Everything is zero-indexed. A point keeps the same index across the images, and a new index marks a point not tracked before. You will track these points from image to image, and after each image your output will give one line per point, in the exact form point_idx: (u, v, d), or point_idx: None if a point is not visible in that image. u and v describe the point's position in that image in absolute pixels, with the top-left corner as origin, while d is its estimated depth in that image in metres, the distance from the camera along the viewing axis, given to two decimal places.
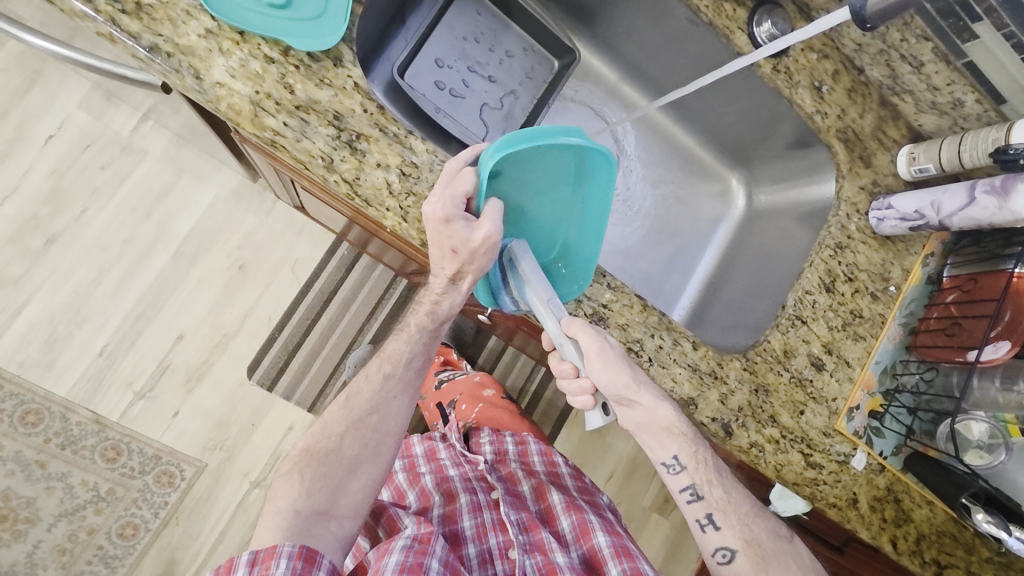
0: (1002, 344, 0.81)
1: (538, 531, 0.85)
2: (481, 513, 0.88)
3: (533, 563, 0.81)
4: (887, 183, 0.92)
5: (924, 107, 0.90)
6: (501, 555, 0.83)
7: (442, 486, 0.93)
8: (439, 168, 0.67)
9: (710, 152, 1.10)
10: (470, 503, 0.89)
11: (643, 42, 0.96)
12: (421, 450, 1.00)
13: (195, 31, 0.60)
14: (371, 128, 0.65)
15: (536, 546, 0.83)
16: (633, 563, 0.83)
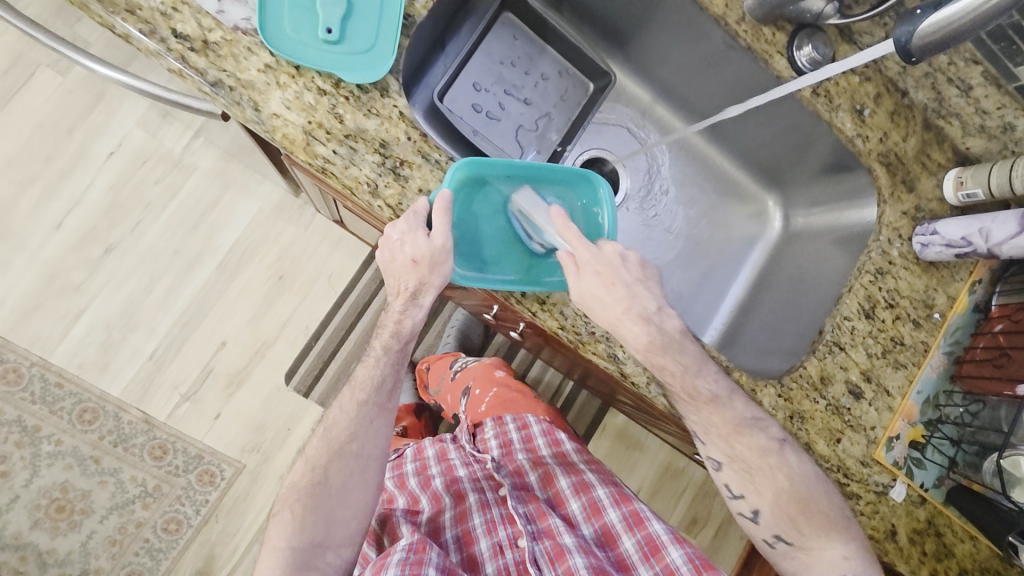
0: None
1: (547, 518, 0.95)
2: (490, 509, 0.97)
3: (543, 547, 0.90)
4: (931, 209, 0.91)
5: (972, 130, 0.90)
6: (511, 544, 0.92)
7: (452, 487, 1.00)
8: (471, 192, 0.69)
9: (746, 174, 1.09)
10: (478, 500, 0.98)
11: (677, 66, 0.97)
12: (432, 452, 1.08)
13: (255, 67, 0.62)
14: (414, 156, 0.67)
15: (546, 532, 0.93)
16: (646, 530, 0.94)
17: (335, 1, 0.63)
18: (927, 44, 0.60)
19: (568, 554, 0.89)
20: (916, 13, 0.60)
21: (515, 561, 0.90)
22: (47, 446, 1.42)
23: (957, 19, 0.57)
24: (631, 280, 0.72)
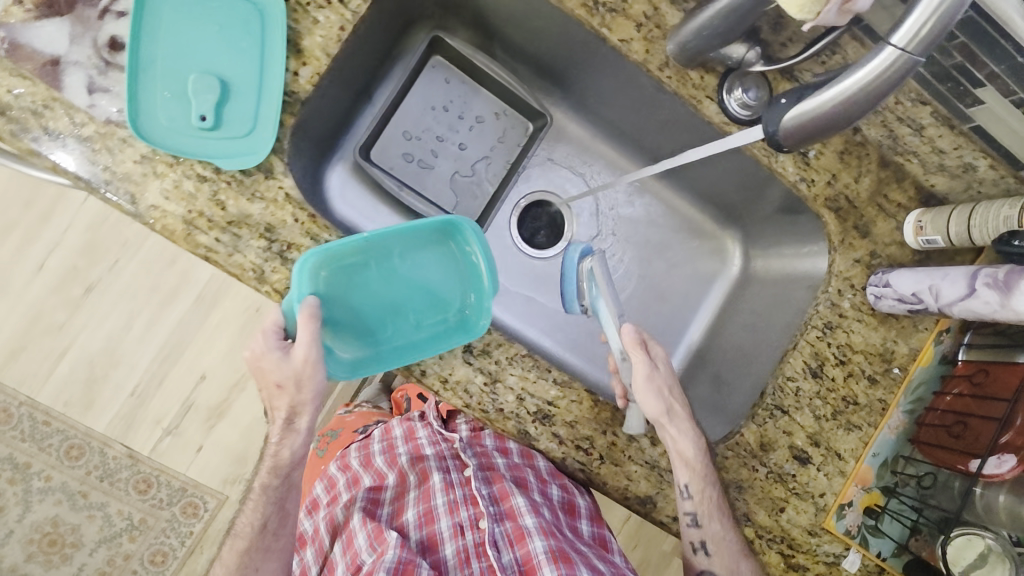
0: (1008, 458, 0.71)
1: (510, 499, 0.83)
2: (453, 491, 0.86)
3: (503, 530, 0.82)
4: (888, 253, 0.83)
5: (931, 169, 0.80)
6: (473, 525, 0.84)
7: (417, 465, 0.90)
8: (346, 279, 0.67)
9: (701, 213, 1.01)
10: (442, 481, 0.87)
11: (616, 106, 0.89)
12: (399, 432, 0.94)
13: (130, 159, 0.61)
14: (302, 238, 0.66)
15: (507, 512, 0.83)
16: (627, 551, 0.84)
17: (207, 86, 0.61)
18: (790, 134, 0.54)
19: (527, 539, 0.80)
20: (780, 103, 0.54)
21: (474, 543, 0.83)
22: (37, 482, 1.48)
23: (831, 104, 0.50)
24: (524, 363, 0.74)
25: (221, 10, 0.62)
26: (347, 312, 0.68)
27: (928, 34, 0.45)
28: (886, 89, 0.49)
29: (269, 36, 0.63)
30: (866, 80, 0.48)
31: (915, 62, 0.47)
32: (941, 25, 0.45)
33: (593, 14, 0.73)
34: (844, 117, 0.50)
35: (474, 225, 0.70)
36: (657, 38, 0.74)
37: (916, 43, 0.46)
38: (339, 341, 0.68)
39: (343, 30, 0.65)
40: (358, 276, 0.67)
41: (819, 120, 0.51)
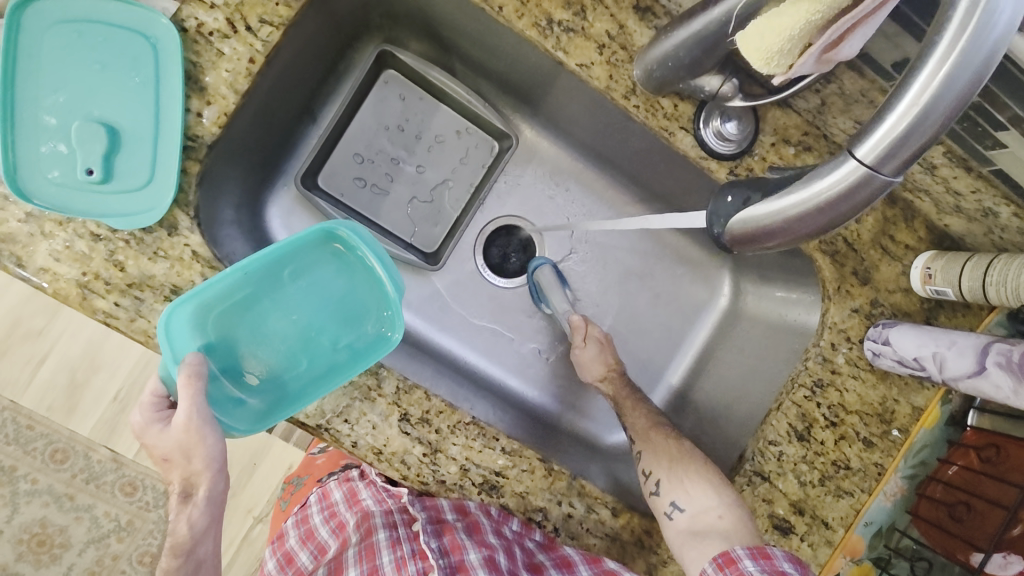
0: (1015, 557, 0.65)
1: (459, 553, 0.65)
2: (401, 545, 0.72)
3: None
4: (892, 302, 0.73)
5: (946, 209, 0.69)
6: None
7: (362, 525, 0.75)
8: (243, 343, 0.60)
9: (691, 240, 0.90)
10: (388, 536, 0.73)
11: (587, 126, 0.79)
12: (339, 494, 0.81)
13: (14, 217, 0.55)
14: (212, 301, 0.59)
15: (459, 565, 0.66)
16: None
17: (93, 135, 0.54)
18: (738, 239, 0.47)
19: None
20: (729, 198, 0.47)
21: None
22: (23, 484, 1.48)
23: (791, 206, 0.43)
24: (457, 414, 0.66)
25: (108, 46, 0.54)
26: (240, 356, 0.60)
27: (901, 151, 0.38)
28: (854, 203, 0.41)
29: (164, 74, 0.55)
30: (826, 194, 0.41)
31: (885, 180, 0.40)
32: (918, 142, 0.38)
33: (546, 36, 0.64)
34: (801, 231, 0.44)
35: (356, 225, 0.63)
36: (622, 61, 0.65)
37: (886, 160, 0.39)
38: (237, 392, 0.60)
39: (253, 63, 0.57)
40: (246, 313, 0.60)
41: (772, 229, 0.44)
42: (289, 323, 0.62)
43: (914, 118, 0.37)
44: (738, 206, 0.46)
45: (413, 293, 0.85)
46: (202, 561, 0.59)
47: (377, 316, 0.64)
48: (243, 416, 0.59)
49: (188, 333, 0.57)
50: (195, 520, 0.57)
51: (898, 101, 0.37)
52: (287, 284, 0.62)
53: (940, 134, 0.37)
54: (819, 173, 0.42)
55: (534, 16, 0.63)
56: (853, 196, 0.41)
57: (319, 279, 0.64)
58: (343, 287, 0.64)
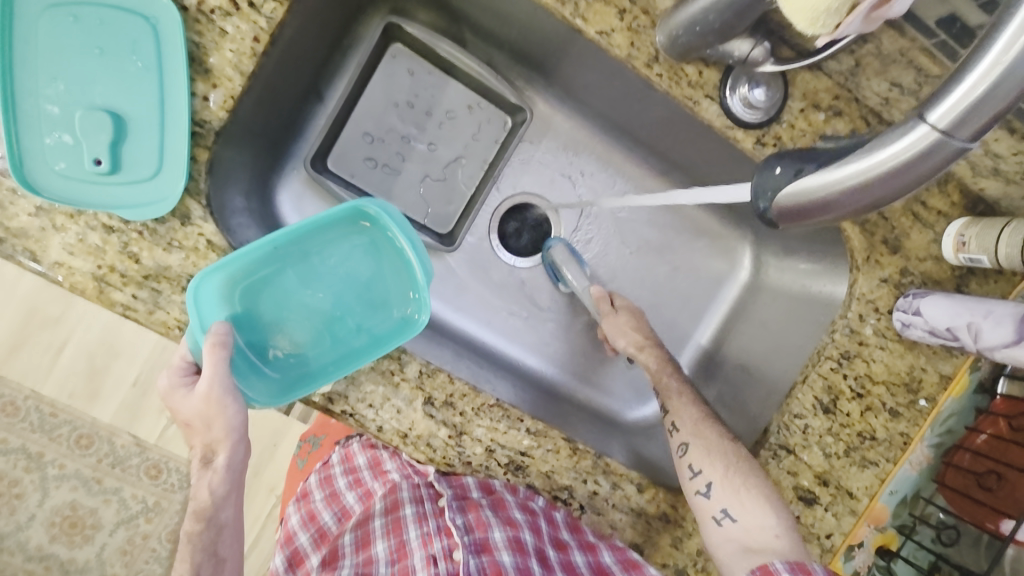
0: None
1: (484, 531, 0.68)
2: (426, 522, 0.71)
3: (479, 565, 0.67)
4: (923, 270, 0.71)
5: (983, 172, 0.66)
6: (447, 558, 0.68)
7: (387, 497, 0.76)
8: (265, 329, 0.59)
9: (710, 211, 0.88)
10: (415, 511, 0.72)
11: (605, 96, 0.76)
12: (363, 460, 0.83)
13: (24, 211, 0.54)
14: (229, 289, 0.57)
15: (484, 544, 0.68)
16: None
17: (98, 124, 0.52)
18: (789, 213, 0.45)
19: None
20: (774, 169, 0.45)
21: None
22: (51, 470, 1.51)
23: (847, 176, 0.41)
24: (481, 397, 0.66)
25: (107, 29, 0.52)
26: (267, 329, 0.59)
27: (977, 116, 0.35)
28: (920, 174, 0.39)
29: (167, 58, 0.53)
30: (888, 163, 0.39)
31: (960, 147, 0.37)
32: (1000, 105, 0.35)
33: (563, 2, 0.61)
34: (858, 202, 0.41)
35: (393, 208, 0.62)
36: (644, 27, 0.62)
37: (960, 125, 0.36)
38: (262, 363, 0.59)
39: (258, 42, 0.55)
40: (273, 287, 0.60)
41: (823, 202, 0.43)
42: (314, 298, 0.61)
43: (995, 80, 0.34)
44: (789, 179, 0.44)
45: None
46: (222, 530, 0.59)
47: (403, 297, 0.63)
48: (267, 389, 0.59)
49: (215, 301, 0.57)
50: (216, 486, 0.56)
51: (977, 63, 0.34)
52: (314, 259, 0.61)
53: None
54: (881, 142, 0.39)
55: None
56: (919, 165, 0.39)
57: (348, 257, 0.62)
58: (373, 270, 0.63)
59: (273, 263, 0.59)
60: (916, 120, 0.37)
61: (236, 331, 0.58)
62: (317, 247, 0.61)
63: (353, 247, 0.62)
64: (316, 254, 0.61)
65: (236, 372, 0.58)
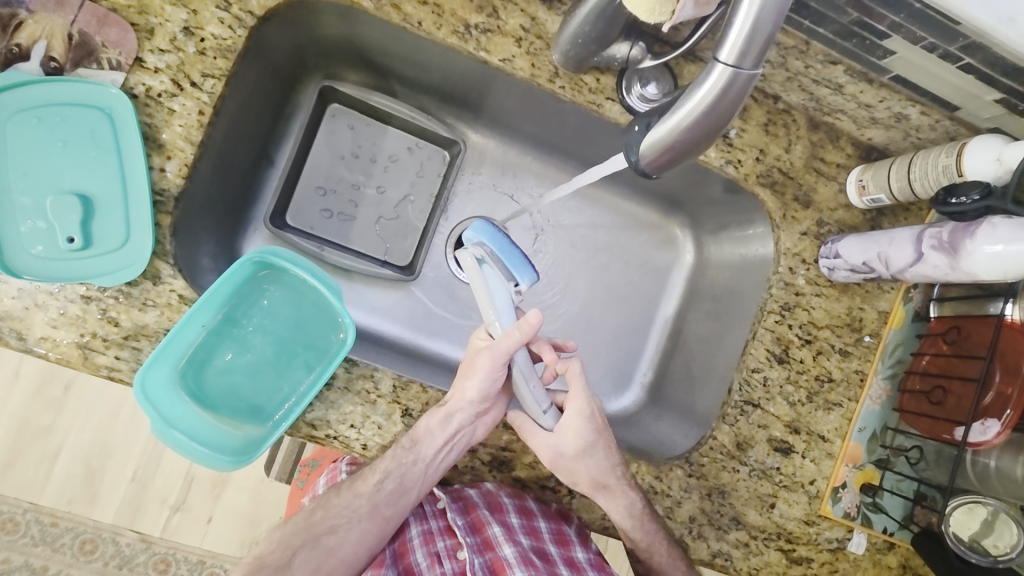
0: (992, 423, 0.67)
1: (485, 530, 0.70)
2: (427, 520, 0.74)
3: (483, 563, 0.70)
4: (837, 219, 0.78)
5: (864, 123, 0.74)
6: (451, 556, 0.71)
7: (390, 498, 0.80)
8: (225, 390, 0.63)
9: (643, 205, 0.95)
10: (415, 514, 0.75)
11: (526, 118, 0.84)
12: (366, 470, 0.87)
13: (7, 294, 0.58)
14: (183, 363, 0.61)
15: (487, 543, 0.70)
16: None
17: (68, 206, 0.58)
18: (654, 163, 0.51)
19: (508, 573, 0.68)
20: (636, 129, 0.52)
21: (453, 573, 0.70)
22: None
23: (682, 120, 0.48)
24: None
25: (68, 124, 0.59)
26: (228, 396, 0.63)
27: (752, 46, 0.44)
28: (730, 106, 0.47)
29: (125, 140, 0.60)
30: (706, 99, 0.46)
31: (749, 75, 0.46)
32: (765, 35, 0.44)
33: (467, 40, 0.69)
34: (698, 138, 0.48)
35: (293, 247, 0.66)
36: (541, 50, 0.71)
37: (743, 57, 0.44)
38: (234, 428, 0.62)
39: (203, 115, 0.63)
40: (218, 359, 0.64)
41: (673, 145, 0.49)
42: (261, 350, 0.65)
43: (753, 17, 0.43)
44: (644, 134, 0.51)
45: (394, 304, 0.89)
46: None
47: (335, 319, 0.66)
48: (244, 449, 0.61)
49: (164, 386, 0.60)
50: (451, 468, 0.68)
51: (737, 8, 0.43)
52: (250, 318, 0.66)
53: (781, 22, 0.43)
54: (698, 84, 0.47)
55: (452, 26, 0.69)
56: (730, 94, 0.46)
57: (277, 303, 0.67)
58: (303, 308, 0.67)
59: (212, 335, 0.63)
60: (713, 61, 0.45)
61: (199, 410, 0.62)
62: (247, 306, 0.65)
63: (279, 294, 0.67)
64: (249, 312, 0.66)
65: (207, 440, 0.61)
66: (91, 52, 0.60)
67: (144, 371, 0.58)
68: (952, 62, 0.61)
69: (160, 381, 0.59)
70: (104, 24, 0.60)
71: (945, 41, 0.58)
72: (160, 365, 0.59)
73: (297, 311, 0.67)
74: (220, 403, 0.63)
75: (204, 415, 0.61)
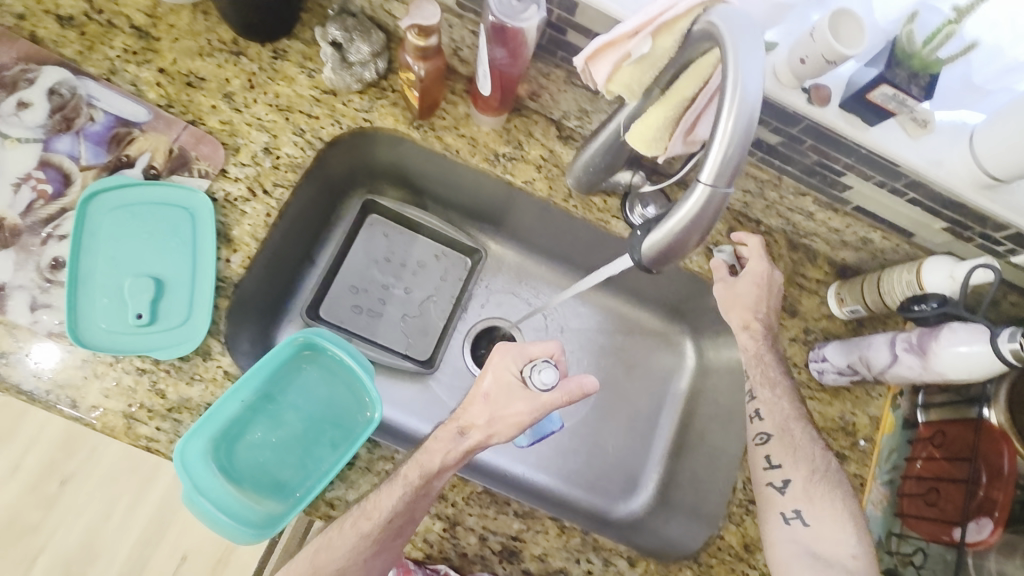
0: (985, 522, 0.73)
1: None
2: None
3: None
4: (823, 327, 0.86)
5: (836, 246, 0.85)
6: None
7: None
8: (253, 465, 0.67)
9: (646, 313, 1.03)
10: None
11: (543, 232, 0.96)
12: None
13: (72, 363, 0.65)
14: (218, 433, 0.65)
15: None
16: None
17: (142, 287, 0.67)
18: (657, 259, 0.51)
19: None
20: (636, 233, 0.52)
21: None
22: None
23: (671, 231, 0.48)
24: (467, 491, 0.72)
25: (155, 219, 0.70)
26: (254, 471, 0.67)
27: (728, 166, 0.44)
28: (711, 219, 0.47)
29: (200, 233, 0.71)
30: (689, 214, 0.46)
31: (725, 193, 0.45)
32: (736, 157, 0.44)
33: (495, 165, 0.83)
34: (688, 242, 0.48)
35: (332, 334, 0.72)
36: (557, 175, 0.84)
37: (719, 176, 0.44)
38: (256, 502, 0.65)
39: (270, 216, 0.74)
40: (250, 434, 0.68)
41: (667, 250, 0.49)
42: (291, 429, 0.70)
43: (728, 143, 0.43)
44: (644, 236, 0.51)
45: (411, 397, 0.94)
46: None
47: (363, 402, 0.72)
48: (265, 525, 0.63)
49: (199, 458, 0.63)
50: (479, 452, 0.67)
51: (713, 132, 0.44)
52: (285, 396, 0.71)
53: (749, 143, 0.43)
54: (682, 200, 0.47)
55: (484, 154, 0.83)
56: (711, 209, 0.46)
57: (310, 385, 0.72)
58: (334, 390, 0.72)
59: (249, 412, 0.68)
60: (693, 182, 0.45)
61: (226, 482, 0.65)
62: (283, 385, 0.71)
63: (313, 376, 0.72)
64: (284, 392, 0.71)
65: (231, 513, 0.64)
66: (186, 163, 0.73)
67: (184, 442, 0.62)
68: (900, 197, 0.73)
69: (196, 453, 0.63)
70: (200, 142, 0.73)
71: (892, 179, 0.71)
72: (198, 438, 0.63)
73: (328, 394, 0.72)
74: (245, 477, 0.66)
75: (231, 487, 0.64)
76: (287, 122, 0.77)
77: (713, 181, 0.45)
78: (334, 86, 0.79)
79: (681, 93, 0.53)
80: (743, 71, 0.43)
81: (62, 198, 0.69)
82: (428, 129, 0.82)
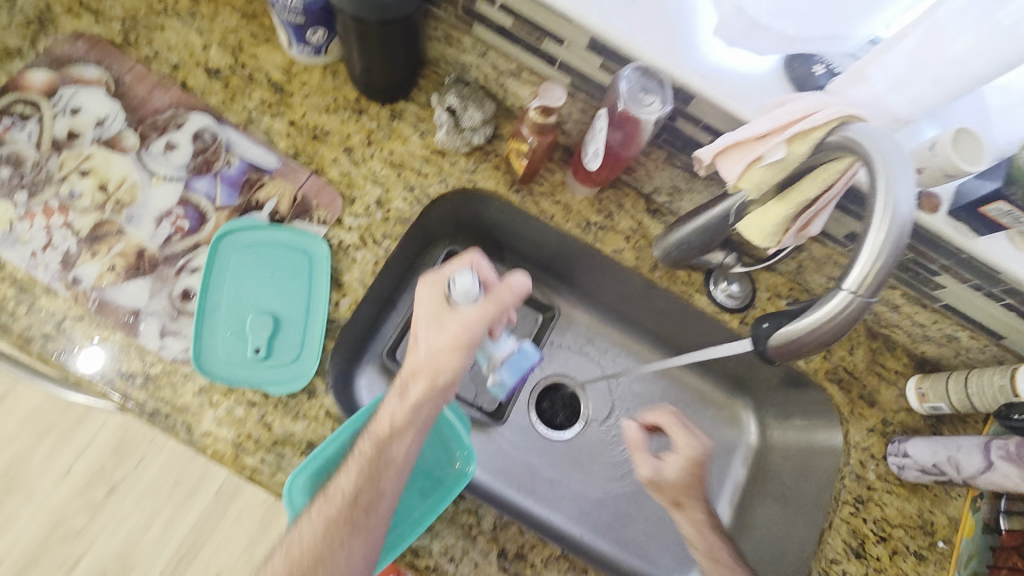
0: None
1: None
2: None
3: None
4: (899, 419, 0.85)
5: (918, 338, 0.86)
6: None
7: None
8: None
9: (713, 383, 1.03)
10: None
11: (621, 297, 0.98)
12: None
13: (189, 391, 0.70)
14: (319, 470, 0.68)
15: None
16: None
17: (262, 323, 0.72)
18: (781, 353, 0.55)
19: None
20: (763, 325, 0.56)
21: None
22: None
23: (805, 328, 0.52)
24: (545, 552, 0.73)
25: (277, 260, 0.75)
26: None
27: (874, 278, 0.48)
28: (848, 321, 0.50)
29: (316, 277, 0.76)
30: (827, 316, 0.50)
31: (867, 300, 0.49)
32: (884, 269, 0.48)
33: (588, 233, 0.86)
34: (820, 339, 0.52)
35: None
36: (645, 247, 0.87)
37: (865, 285, 0.48)
38: None
39: (377, 265, 0.78)
40: None
41: (796, 345, 0.53)
42: None
43: (878, 257, 0.47)
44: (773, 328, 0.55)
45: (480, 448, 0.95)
46: None
47: (452, 453, 0.75)
48: None
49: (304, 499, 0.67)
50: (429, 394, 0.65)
51: (862, 245, 0.48)
52: None
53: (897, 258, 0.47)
54: (822, 301, 0.51)
55: (577, 221, 0.86)
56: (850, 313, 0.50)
57: None
58: (425, 439, 0.75)
59: None
60: (837, 287, 0.49)
61: None
62: None
63: None
64: None
65: None
66: (307, 211, 0.78)
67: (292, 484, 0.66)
68: (993, 301, 0.74)
69: (302, 494, 0.67)
70: (321, 192, 0.79)
71: (988, 284, 0.72)
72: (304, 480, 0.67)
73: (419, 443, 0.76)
74: None
75: None
76: (399, 177, 0.82)
77: (856, 289, 0.49)
78: (444, 147, 0.83)
79: (803, 194, 0.58)
80: (896, 191, 0.46)
81: (197, 235, 0.75)
82: (527, 194, 0.86)
